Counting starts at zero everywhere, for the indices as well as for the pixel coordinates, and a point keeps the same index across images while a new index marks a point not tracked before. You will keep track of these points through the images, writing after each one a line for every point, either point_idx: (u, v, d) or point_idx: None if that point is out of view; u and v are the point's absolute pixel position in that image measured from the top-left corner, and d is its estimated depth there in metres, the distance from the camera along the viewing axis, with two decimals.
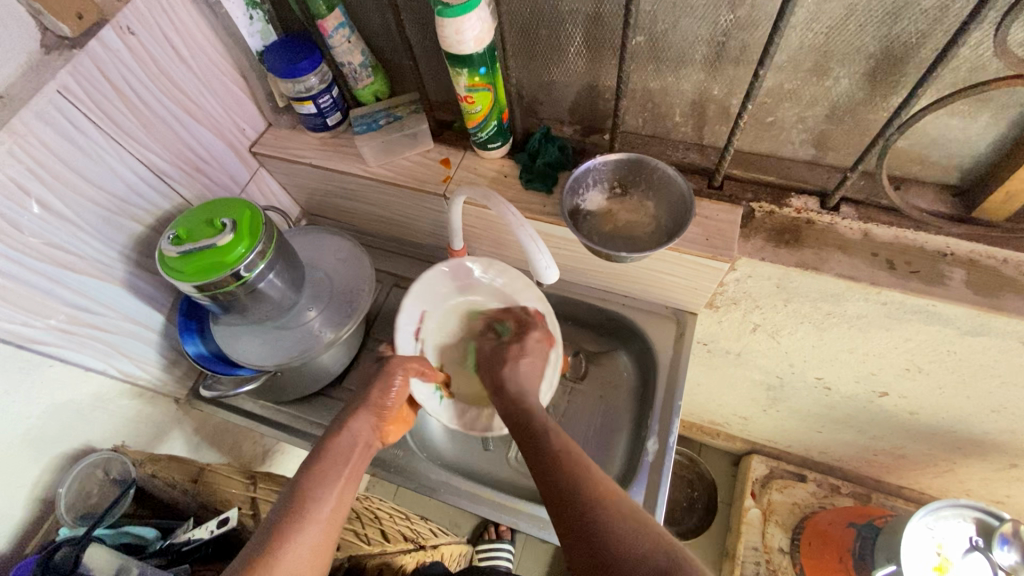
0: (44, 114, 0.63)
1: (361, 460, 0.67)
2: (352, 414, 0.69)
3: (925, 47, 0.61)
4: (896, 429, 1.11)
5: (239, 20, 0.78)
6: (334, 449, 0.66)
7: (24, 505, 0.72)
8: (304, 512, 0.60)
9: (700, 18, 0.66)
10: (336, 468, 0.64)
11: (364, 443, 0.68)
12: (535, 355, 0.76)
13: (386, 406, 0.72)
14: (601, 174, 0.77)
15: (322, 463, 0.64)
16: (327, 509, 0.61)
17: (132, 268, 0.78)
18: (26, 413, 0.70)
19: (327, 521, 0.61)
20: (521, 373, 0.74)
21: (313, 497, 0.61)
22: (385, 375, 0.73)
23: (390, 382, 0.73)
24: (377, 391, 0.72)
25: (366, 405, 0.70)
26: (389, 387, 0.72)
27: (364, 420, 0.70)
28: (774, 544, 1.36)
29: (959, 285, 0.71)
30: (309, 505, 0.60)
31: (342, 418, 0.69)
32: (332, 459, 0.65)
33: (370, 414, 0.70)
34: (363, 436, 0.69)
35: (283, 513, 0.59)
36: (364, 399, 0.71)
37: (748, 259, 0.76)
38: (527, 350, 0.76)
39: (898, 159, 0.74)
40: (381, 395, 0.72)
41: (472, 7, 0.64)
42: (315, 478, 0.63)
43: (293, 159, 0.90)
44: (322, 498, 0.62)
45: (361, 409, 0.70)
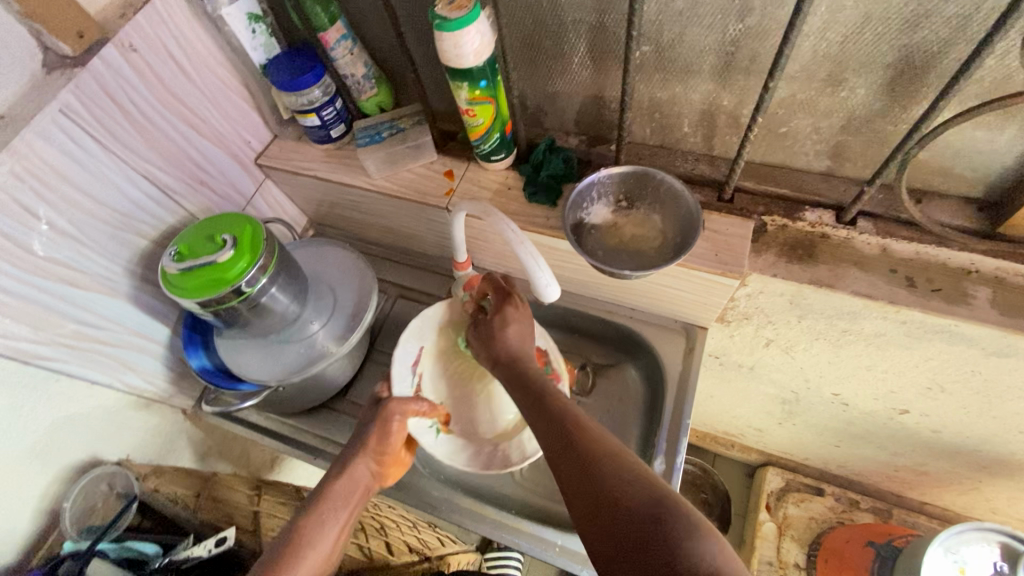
0: (46, 133, 0.63)
1: (357, 503, 0.70)
2: (351, 457, 0.71)
3: (948, 57, 0.58)
4: (918, 446, 1.07)
5: (242, 35, 0.78)
6: (333, 493, 0.68)
7: (30, 517, 0.73)
8: (296, 555, 0.62)
9: (708, 28, 0.64)
10: (332, 513, 0.67)
11: (361, 488, 0.70)
12: (519, 321, 0.74)
13: (385, 450, 0.73)
14: (605, 188, 0.76)
15: (319, 507, 0.67)
16: (321, 552, 0.64)
17: (137, 282, 0.78)
18: (32, 427, 0.71)
19: (321, 562, 0.63)
20: (510, 341, 0.73)
21: (306, 541, 0.64)
22: (385, 422, 0.73)
23: (390, 428, 0.73)
24: (377, 436, 0.72)
25: (366, 450, 0.71)
26: (389, 431, 0.73)
27: (363, 463, 0.71)
28: (789, 560, 1.31)
29: (984, 304, 0.67)
30: (306, 548, 0.63)
31: (342, 461, 0.71)
32: (331, 504, 0.67)
33: (368, 458, 0.72)
34: (361, 479, 0.71)
35: (280, 553, 0.62)
36: (363, 442, 0.72)
37: (759, 275, 0.73)
38: (512, 315, 0.74)
39: (919, 172, 0.71)
40: (381, 439, 0.72)
41: (470, 20, 0.63)
42: (310, 521, 0.65)
43: (298, 171, 0.90)
44: (318, 540, 0.64)
45: (360, 455, 0.71)
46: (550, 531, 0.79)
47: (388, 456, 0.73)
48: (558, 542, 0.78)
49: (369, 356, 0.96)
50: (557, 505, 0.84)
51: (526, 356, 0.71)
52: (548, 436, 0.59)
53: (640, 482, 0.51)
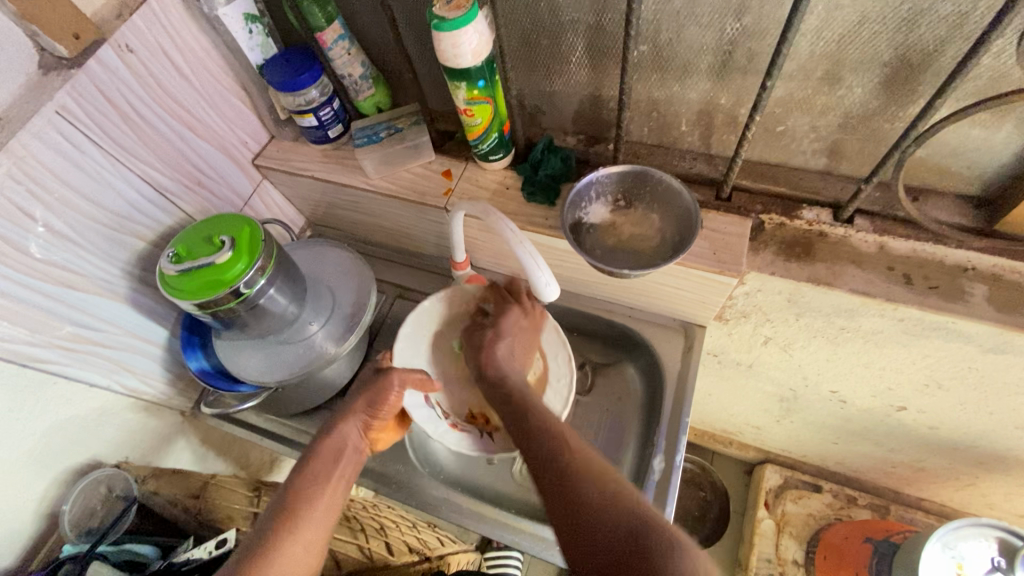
0: (42, 134, 0.63)
1: (353, 462, 0.68)
2: (342, 419, 0.69)
3: (944, 55, 0.58)
4: (915, 442, 1.07)
5: (238, 34, 0.77)
6: (326, 454, 0.66)
7: (30, 520, 0.73)
8: (296, 515, 0.60)
9: (706, 27, 0.64)
10: (327, 471, 0.65)
11: (354, 447, 0.68)
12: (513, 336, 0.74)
13: (379, 412, 0.70)
14: (604, 187, 0.76)
15: (310, 468, 0.64)
16: (318, 513, 0.62)
17: (135, 284, 0.78)
18: (31, 430, 0.70)
19: (319, 524, 0.61)
20: (499, 355, 0.73)
21: (305, 501, 0.62)
22: (376, 389, 0.70)
23: (384, 394, 0.70)
24: (366, 400, 0.70)
25: (355, 413, 0.69)
26: (383, 396, 0.70)
27: (354, 424, 0.69)
28: (788, 556, 1.31)
29: (981, 301, 0.68)
30: (300, 509, 0.61)
31: (331, 423, 0.69)
32: (323, 463, 0.65)
33: (360, 421, 0.70)
34: (353, 442, 0.69)
35: (275, 518, 0.60)
36: (354, 406, 0.70)
37: (757, 274, 0.74)
38: (504, 332, 0.74)
39: (916, 169, 0.71)
40: (373, 401, 0.70)
41: (468, 21, 0.63)
42: (306, 481, 0.63)
43: (295, 172, 0.90)
44: (312, 502, 0.62)
45: (350, 415, 0.69)
46: (554, 530, 0.79)
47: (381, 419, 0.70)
48: None
49: (369, 356, 0.96)
50: None
51: (516, 381, 0.70)
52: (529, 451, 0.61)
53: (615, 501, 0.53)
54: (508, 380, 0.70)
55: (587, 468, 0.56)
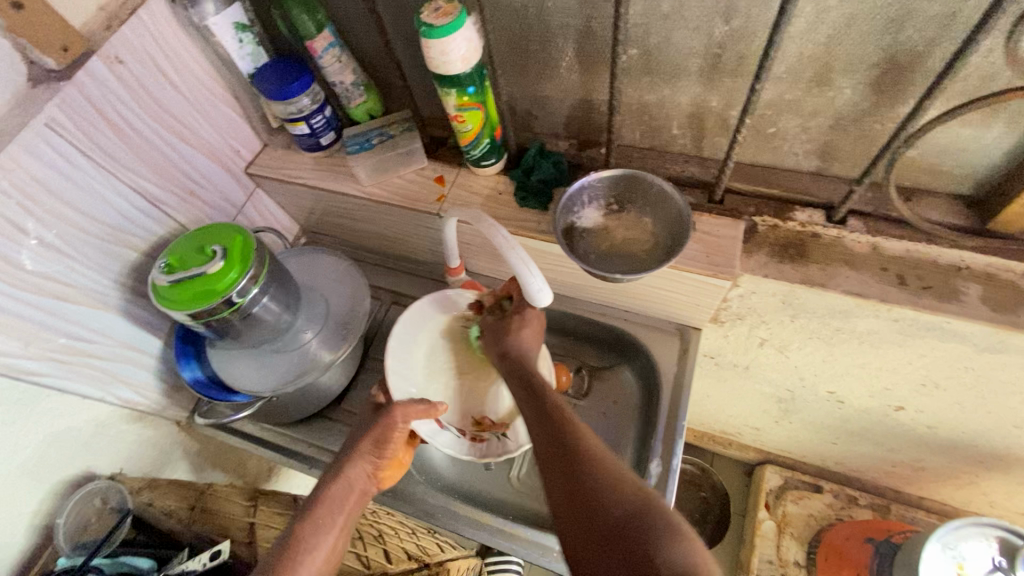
0: (32, 147, 0.63)
1: (355, 507, 0.68)
2: (347, 461, 0.69)
3: (932, 56, 0.58)
4: (913, 442, 1.07)
5: (228, 43, 0.77)
6: (329, 498, 0.67)
7: (23, 533, 0.73)
8: (294, 563, 0.61)
9: (694, 31, 0.64)
10: (329, 516, 0.65)
11: (359, 490, 0.69)
12: (536, 327, 0.74)
13: (383, 456, 0.70)
14: (596, 192, 0.75)
15: (315, 511, 0.65)
16: (319, 558, 0.63)
17: (128, 295, 0.78)
18: (24, 443, 0.70)
19: (320, 569, 0.63)
20: (519, 339, 0.72)
21: (304, 546, 0.63)
22: (383, 429, 0.70)
23: (388, 435, 0.70)
24: (371, 440, 0.70)
25: (361, 454, 0.69)
26: (389, 437, 0.70)
27: (360, 467, 0.70)
28: (789, 557, 1.31)
29: (975, 301, 0.68)
30: (303, 555, 0.62)
31: (339, 464, 0.69)
32: (327, 507, 0.66)
33: (365, 464, 0.70)
34: (358, 482, 0.69)
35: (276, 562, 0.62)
36: (358, 448, 0.70)
37: (751, 276, 0.73)
38: (528, 319, 0.73)
39: (907, 170, 0.71)
40: (379, 444, 0.70)
41: (456, 27, 0.63)
42: (307, 528, 0.64)
43: (288, 179, 0.90)
44: (313, 549, 0.63)
45: (356, 458, 0.69)
46: (553, 538, 0.78)
47: (386, 458, 0.70)
48: (556, 547, 0.78)
49: (363, 363, 0.96)
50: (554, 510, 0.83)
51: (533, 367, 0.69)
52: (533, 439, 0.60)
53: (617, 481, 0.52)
54: (525, 362, 0.70)
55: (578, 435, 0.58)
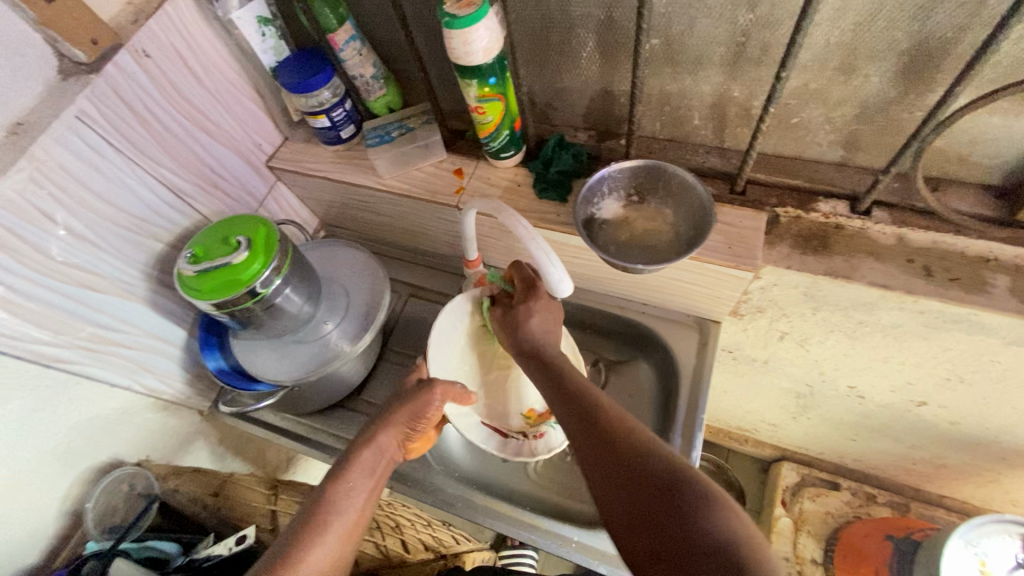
0: (63, 139, 0.64)
1: (384, 475, 0.67)
2: (380, 428, 0.68)
3: (963, 43, 0.57)
4: (936, 438, 1.05)
5: (252, 37, 0.78)
6: (362, 463, 0.66)
7: (52, 517, 0.75)
8: (325, 521, 0.60)
9: (718, 19, 0.63)
10: (362, 480, 0.64)
11: (388, 459, 0.68)
12: (549, 310, 0.72)
13: (414, 428, 0.70)
14: (616, 182, 0.75)
15: (347, 475, 0.64)
16: (347, 521, 0.61)
17: (153, 285, 0.79)
18: (53, 429, 0.72)
19: (347, 532, 0.61)
20: (532, 330, 0.71)
21: (336, 509, 0.61)
22: (416, 403, 0.70)
23: (425, 408, 0.70)
24: (406, 413, 0.70)
25: (395, 424, 0.69)
26: (423, 409, 0.70)
27: (391, 435, 0.69)
28: (806, 555, 1.29)
29: (1004, 292, 0.66)
30: (332, 517, 0.61)
31: (369, 431, 0.69)
32: (358, 471, 0.65)
33: (397, 431, 0.69)
34: (389, 451, 0.69)
35: (303, 527, 0.60)
36: (392, 416, 0.69)
37: (773, 267, 0.73)
38: (539, 306, 0.72)
39: (935, 160, 0.70)
40: (414, 414, 0.70)
41: (479, 18, 0.63)
42: (339, 489, 0.63)
43: (308, 172, 0.91)
44: (345, 511, 0.62)
45: (390, 427, 0.69)
46: (571, 528, 0.79)
47: (418, 429, 0.71)
48: (575, 538, 0.78)
49: (382, 355, 0.97)
50: (573, 501, 0.84)
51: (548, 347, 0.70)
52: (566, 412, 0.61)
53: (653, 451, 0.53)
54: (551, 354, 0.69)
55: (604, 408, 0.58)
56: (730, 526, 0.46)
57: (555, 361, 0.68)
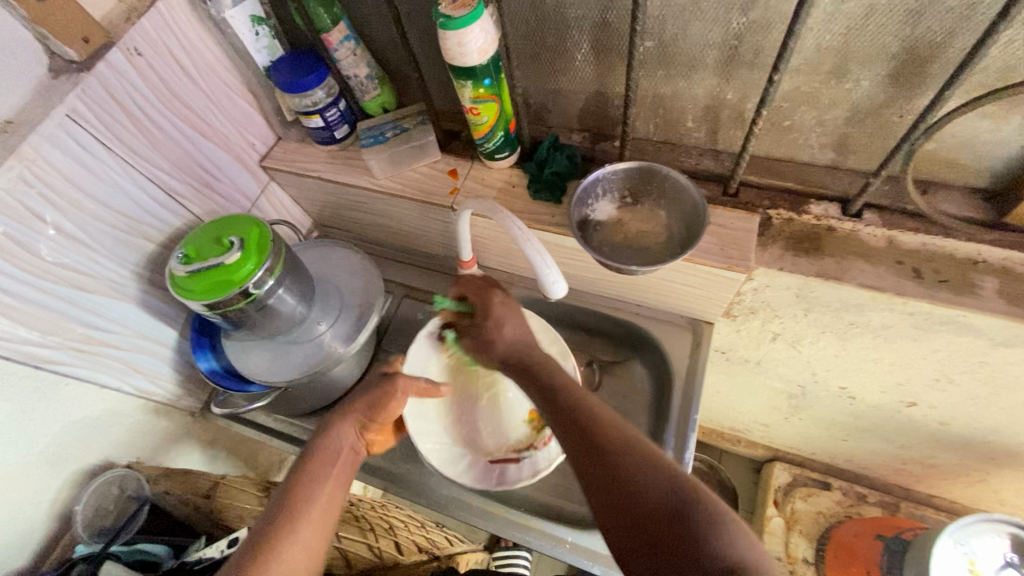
0: (53, 138, 0.63)
1: (349, 464, 0.67)
2: (337, 418, 0.69)
3: (953, 47, 0.58)
4: (926, 439, 1.06)
5: (245, 36, 0.78)
6: (323, 454, 0.66)
7: (42, 520, 0.74)
8: (292, 516, 0.60)
9: (711, 22, 0.64)
10: (324, 470, 0.64)
11: (351, 448, 0.68)
12: (513, 316, 0.72)
13: (373, 415, 0.70)
14: (610, 184, 0.76)
15: (308, 467, 0.64)
16: (314, 514, 0.61)
17: (144, 286, 0.78)
18: (43, 431, 0.71)
19: (318, 525, 0.61)
20: (507, 339, 0.71)
21: (301, 502, 0.61)
22: (379, 390, 0.71)
23: (388, 397, 0.70)
24: (364, 403, 0.70)
25: (352, 412, 0.69)
26: (376, 393, 0.71)
27: (351, 424, 0.69)
28: (797, 554, 1.30)
29: (992, 294, 0.67)
30: (299, 511, 0.60)
31: (327, 425, 0.69)
32: (320, 463, 0.65)
33: (358, 420, 0.70)
34: (350, 439, 0.68)
35: (272, 523, 0.60)
36: (350, 406, 0.70)
37: (766, 269, 0.73)
38: (502, 317, 0.72)
39: (925, 163, 0.71)
40: (370, 402, 0.70)
41: (474, 18, 0.63)
42: (302, 482, 0.63)
43: (301, 172, 0.90)
44: (310, 503, 0.62)
45: (347, 415, 0.69)
46: (565, 529, 0.79)
47: (376, 413, 0.70)
48: (569, 539, 0.78)
49: (376, 356, 0.97)
50: (568, 501, 0.83)
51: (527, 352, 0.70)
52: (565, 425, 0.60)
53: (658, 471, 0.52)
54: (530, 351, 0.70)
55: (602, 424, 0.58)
56: (731, 549, 0.47)
57: (534, 361, 0.68)
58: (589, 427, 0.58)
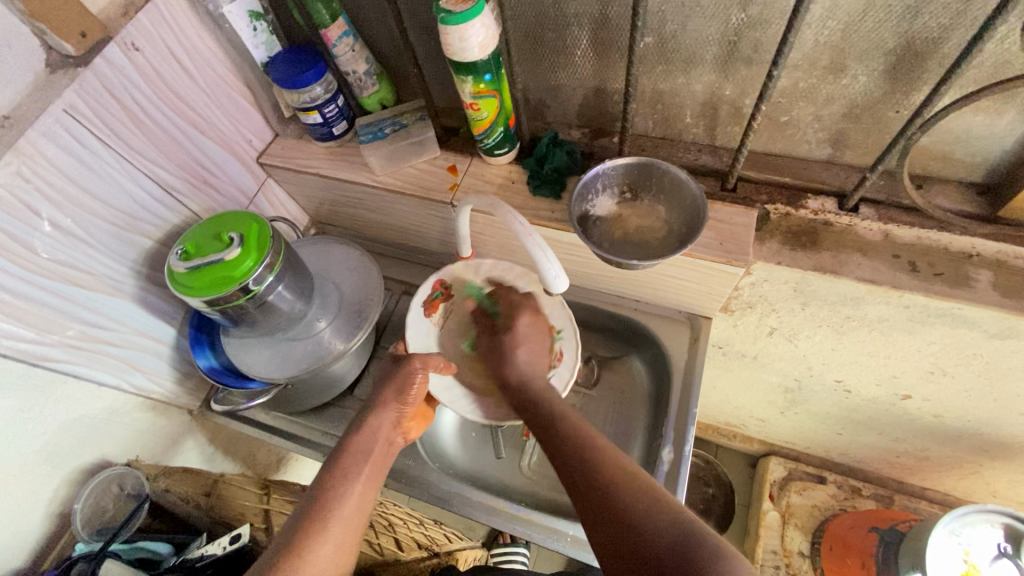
0: (51, 133, 0.63)
1: (382, 457, 0.67)
2: (373, 410, 0.68)
3: (949, 42, 0.58)
4: (920, 431, 1.08)
5: (243, 32, 0.77)
6: (355, 449, 0.65)
7: (40, 520, 0.73)
8: (326, 512, 0.59)
9: (711, 18, 0.64)
10: (357, 465, 0.64)
11: (386, 440, 0.68)
12: (531, 341, 0.74)
13: (408, 402, 0.70)
14: (610, 179, 0.76)
15: (340, 463, 0.64)
16: (349, 508, 0.61)
17: (142, 283, 0.78)
18: (40, 430, 0.70)
19: (349, 521, 0.61)
20: (520, 364, 0.72)
21: (334, 497, 0.61)
22: (402, 374, 0.70)
23: (408, 380, 0.70)
24: (393, 390, 0.70)
25: (385, 402, 0.69)
26: (408, 384, 0.70)
27: (387, 415, 0.68)
28: (794, 548, 1.31)
29: (986, 287, 0.68)
30: (333, 507, 0.60)
31: (362, 417, 0.68)
32: (353, 458, 0.64)
33: (392, 411, 0.69)
34: (385, 432, 0.68)
35: (304, 520, 0.59)
36: (384, 396, 0.69)
37: (764, 263, 0.74)
38: (523, 338, 0.74)
39: (921, 158, 0.72)
40: (401, 391, 0.70)
41: (475, 13, 0.63)
42: (337, 477, 0.62)
43: (300, 169, 0.90)
44: (344, 498, 0.61)
45: (382, 406, 0.69)
46: (566, 523, 0.79)
47: (409, 406, 0.70)
48: (570, 533, 0.78)
49: (375, 353, 0.97)
50: None
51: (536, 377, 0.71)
52: (567, 468, 0.58)
53: (666, 519, 0.51)
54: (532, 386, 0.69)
55: (607, 470, 0.55)
56: None
57: (538, 398, 0.67)
58: (594, 471, 0.56)
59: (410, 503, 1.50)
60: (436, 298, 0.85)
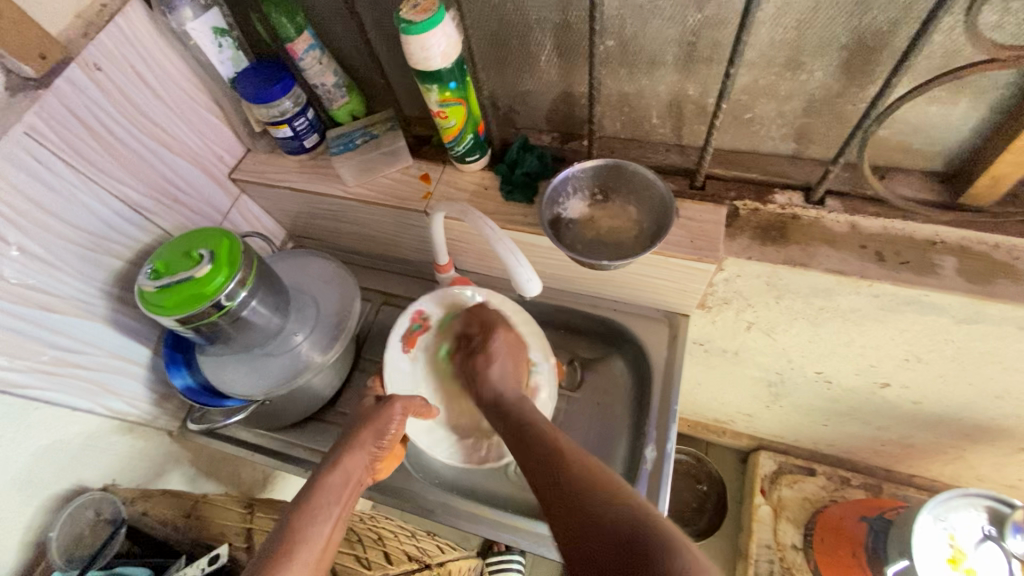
0: (12, 156, 0.62)
1: (352, 498, 0.66)
2: (345, 451, 0.68)
3: (897, 35, 0.60)
4: (902, 419, 1.09)
5: (207, 47, 0.77)
6: (326, 489, 0.65)
7: (15, 550, 0.72)
8: (291, 550, 0.59)
9: (668, 20, 0.65)
10: (327, 506, 0.63)
11: (356, 481, 0.67)
12: (506, 356, 0.77)
13: (382, 445, 0.70)
14: (580, 182, 0.77)
15: (311, 502, 0.63)
16: (316, 548, 0.60)
17: (114, 304, 0.77)
18: (13, 458, 0.69)
19: (315, 561, 0.60)
20: (493, 377, 0.75)
21: (302, 537, 0.60)
22: (378, 419, 0.71)
23: (385, 422, 0.71)
24: (371, 432, 0.71)
25: (360, 444, 0.69)
26: (385, 427, 0.71)
27: (359, 457, 0.69)
28: (787, 541, 1.32)
29: (951, 273, 0.70)
30: (298, 545, 0.59)
31: (337, 456, 0.68)
32: (324, 499, 0.64)
33: (364, 454, 0.69)
34: (356, 474, 0.68)
35: (271, 555, 0.58)
36: (356, 438, 0.70)
37: (735, 259, 0.75)
38: (494, 354, 0.76)
39: (881, 149, 0.73)
40: (376, 433, 0.70)
41: (435, 23, 0.64)
42: (306, 517, 0.62)
43: (272, 184, 0.90)
44: (311, 540, 0.60)
45: (357, 448, 0.69)
46: None
47: (385, 448, 0.71)
48: None
49: (357, 365, 0.97)
50: None
51: (510, 392, 0.73)
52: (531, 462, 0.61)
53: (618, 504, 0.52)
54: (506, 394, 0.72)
55: (571, 459, 0.58)
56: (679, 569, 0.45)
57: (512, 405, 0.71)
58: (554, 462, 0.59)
59: (403, 515, 1.49)
60: (414, 331, 0.85)
